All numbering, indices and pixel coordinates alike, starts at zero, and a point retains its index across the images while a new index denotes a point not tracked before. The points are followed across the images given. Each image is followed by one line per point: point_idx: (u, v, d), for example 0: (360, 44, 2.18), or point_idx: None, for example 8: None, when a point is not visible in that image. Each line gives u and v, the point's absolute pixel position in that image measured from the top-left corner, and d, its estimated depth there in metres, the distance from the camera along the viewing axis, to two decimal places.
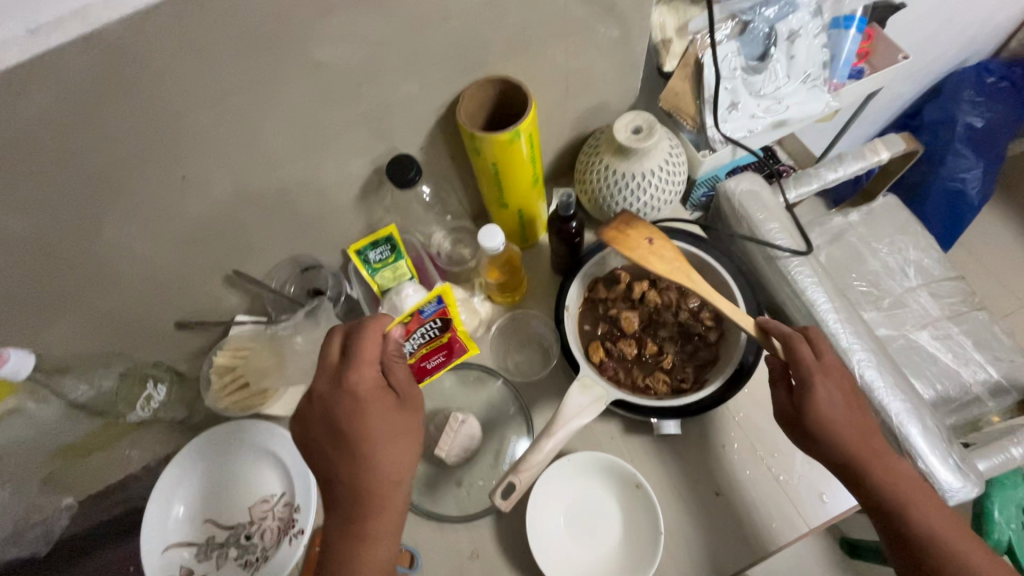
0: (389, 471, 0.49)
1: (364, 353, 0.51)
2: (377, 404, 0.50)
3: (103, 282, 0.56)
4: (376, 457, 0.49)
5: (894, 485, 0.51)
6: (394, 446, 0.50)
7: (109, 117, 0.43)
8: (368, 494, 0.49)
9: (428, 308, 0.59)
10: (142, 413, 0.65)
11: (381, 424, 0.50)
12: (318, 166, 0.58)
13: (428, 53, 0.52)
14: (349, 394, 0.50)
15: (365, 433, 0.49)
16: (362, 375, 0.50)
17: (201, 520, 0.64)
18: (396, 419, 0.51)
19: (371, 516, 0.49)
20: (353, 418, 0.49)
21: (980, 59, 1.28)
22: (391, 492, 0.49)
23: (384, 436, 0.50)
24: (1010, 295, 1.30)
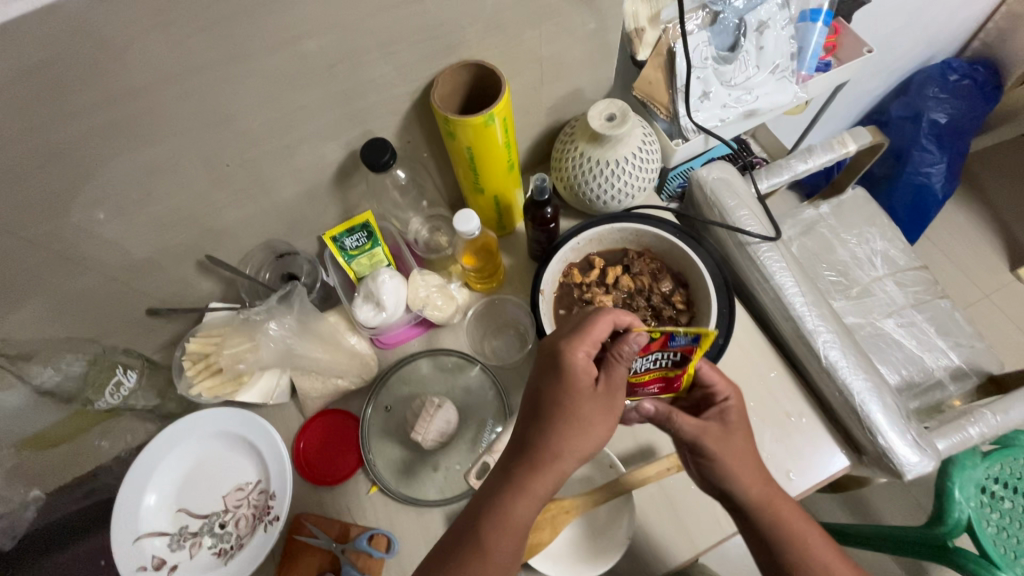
0: (561, 449, 0.47)
1: (590, 330, 0.48)
2: (582, 384, 0.47)
3: (70, 266, 0.55)
4: (559, 434, 0.47)
5: (787, 521, 0.50)
6: (578, 430, 0.47)
7: (71, 92, 0.43)
8: (536, 456, 0.47)
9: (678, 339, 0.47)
10: (111, 401, 0.62)
11: (578, 403, 0.47)
12: (291, 149, 0.58)
13: (402, 35, 0.52)
14: (562, 358, 0.48)
15: (561, 404, 0.47)
16: (576, 350, 0.48)
17: (174, 509, 0.63)
18: (594, 407, 0.47)
19: (529, 471, 0.46)
20: (554, 383, 0.48)
21: (944, 58, 1.32)
22: (551, 462, 0.46)
23: (576, 413, 0.47)
24: (972, 286, 1.35)
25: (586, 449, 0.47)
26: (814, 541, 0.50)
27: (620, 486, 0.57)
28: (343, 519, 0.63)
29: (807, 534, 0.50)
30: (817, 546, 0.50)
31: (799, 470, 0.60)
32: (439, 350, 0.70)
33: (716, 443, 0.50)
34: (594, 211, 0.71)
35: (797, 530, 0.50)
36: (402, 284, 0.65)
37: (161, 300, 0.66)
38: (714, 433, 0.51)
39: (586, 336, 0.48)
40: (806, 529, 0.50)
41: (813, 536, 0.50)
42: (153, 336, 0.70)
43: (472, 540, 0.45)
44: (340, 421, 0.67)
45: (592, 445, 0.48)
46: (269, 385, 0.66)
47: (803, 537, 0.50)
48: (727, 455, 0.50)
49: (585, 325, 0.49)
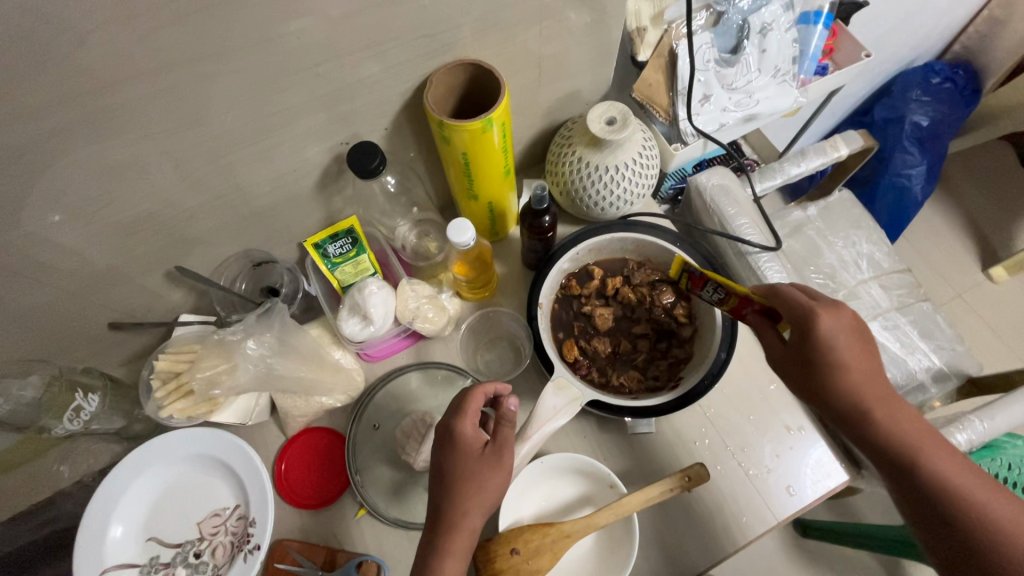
0: (466, 508, 0.46)
1: (467, 401, 0.48)
2: (469, 450, 0.47)
3: (20, 279, 0.50)
4: (462, 495, 0.46)
5: (906, 433, 0.49)
6: (479, 489, 0.46)
7: (17, 89, 0.37)
8: (445, 520, 0.46)
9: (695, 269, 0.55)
10: (71, 427, 0.57)
11: (471, 466, 0.47)
12: (270, 153, 0.53)
13: (393, 32, 0.48)
14: (450, 429, 0.48)
15: (455, 468, 0.47)
16: (463, 421, 0.48)
17: (145, 538, 0.58)
18: (482, 467, 0.47)
19: (443, 536, 0.45)
20: (446, 453, 0.48)
21: (927, 60, 1.33)
22: (461, 523, 0.45)
23: (477, 475, 0.47)
24: (946, 285, 1.38)
25: (494, 496, 0.47)
26: (935, 446, 0.48)
27: (626, 506, 0.54)
28: (329, 545, 0.59)
29: (926, 438, 0.49)
30: (942, 454, 0.48)
31: (799, 486, 0.60)
32: (429, 363, 0.66)
33: (820, 355, 0.49)
34: (591, 217, 0.68)
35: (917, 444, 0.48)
36: (391, 294, 0.62)
37: (127, 313, 0.61)
38: (819, 343, 0.49)
39: (465, 408, 0.48)
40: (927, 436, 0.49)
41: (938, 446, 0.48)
42: (117, 351, 0.65)
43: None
44: (325, 440, 0.64)
45: (497, 493, 0.47)
46: (246, 404, 0.62)
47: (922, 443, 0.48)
48: (838, 364, 0.49)
49: (461, 400, 0.49)
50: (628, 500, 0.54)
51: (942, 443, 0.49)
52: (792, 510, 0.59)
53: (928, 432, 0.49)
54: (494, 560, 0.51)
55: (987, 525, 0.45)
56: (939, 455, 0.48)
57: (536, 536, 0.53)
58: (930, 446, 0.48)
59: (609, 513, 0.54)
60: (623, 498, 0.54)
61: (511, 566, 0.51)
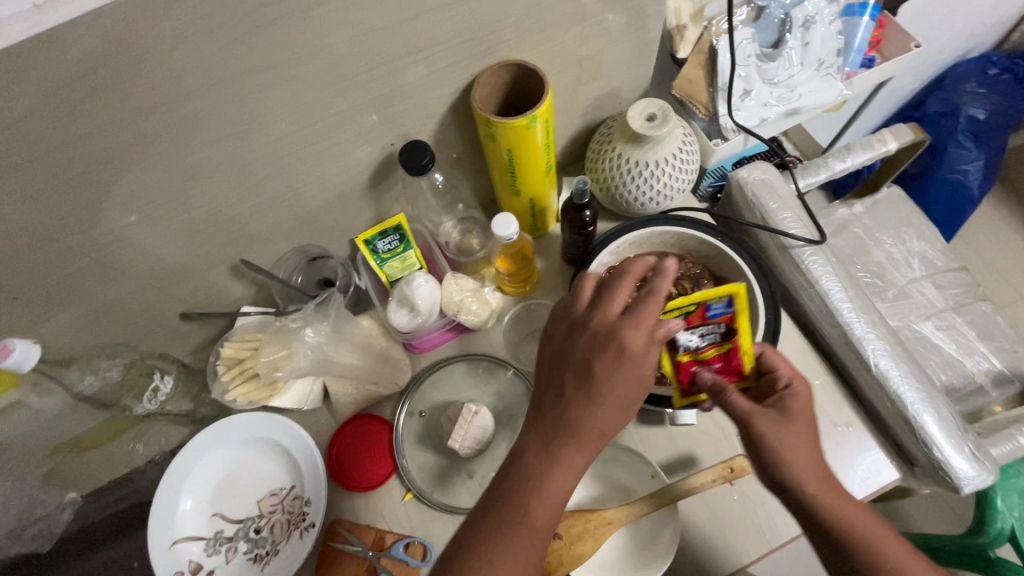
0: (620, 360, 0.42)
1: (644, 313, 0.44)
2: (619, 301, 0.45)
3: (107, 270, 0.55)
4: (617, 351, 0.42)
5: (867, 530, 0.47)
6: (619, 404, 0.43)
7: (113, 98, 0.42)
8: (573, 434, 0.42)
9: (716, 305, 0.52)
10: (148, 406, 0.63)
11: (613, 395, 0.43)
12: (327, 153, 0.57)
13: (441, 37, 0.51)
14: (618, 346, 0.42)
15: (603, 315, 0.44)
16: (616, 313, 0.44)
17: (210, 514, 0.63)
18: (643, 315, 0.43)
19: (568, 449, 0.42)
20: (603, 309, 0.44)
21: (982, 51, 1.28)
22: (591, 444, 0.43)
23: (626, 399, 0.43)
24: (1007, 285, 1.31)
25: (606, 440, 0.43)
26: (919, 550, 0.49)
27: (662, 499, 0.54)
28: (379, 526, 0.62)
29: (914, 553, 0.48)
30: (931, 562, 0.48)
31: (847, 483, 0.58)
32: (472, 354, 0.69)
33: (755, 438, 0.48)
34: (631, 212, 0.69)
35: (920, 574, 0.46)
36: (437, 287, 0.64)
37: (195, 304, 0.66)
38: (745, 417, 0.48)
39: (630, 277, 0.45)
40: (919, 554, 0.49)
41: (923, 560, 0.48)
42: (184, 340, 0.70)
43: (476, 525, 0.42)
44: (369, 425, 0.66)
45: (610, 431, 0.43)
46: (302, 390, 0.66)
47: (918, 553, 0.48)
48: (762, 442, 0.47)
49: (656, 324, 0.44)
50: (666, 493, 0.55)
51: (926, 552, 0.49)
52: None
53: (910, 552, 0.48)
54: None
55: None
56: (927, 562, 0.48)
57: (579, 521, 0.54)
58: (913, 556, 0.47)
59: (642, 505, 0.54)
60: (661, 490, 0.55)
61: (554, 551, 0.53)
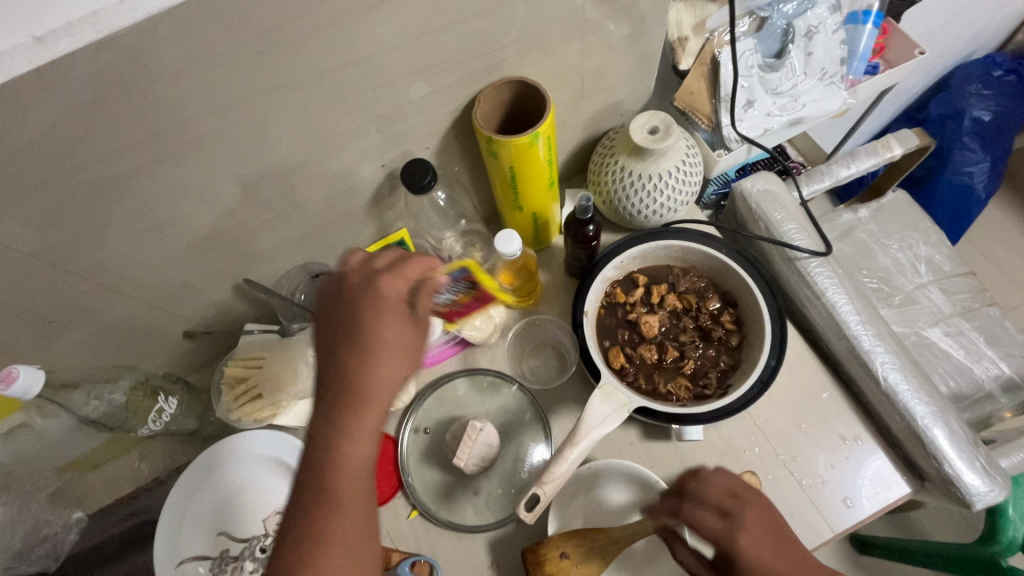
0: (380, 317, 0.42)
1: (407, 266, 0.44)
2: (382, 279, 0.43)
3: (112, 292, 0.55)
4: (376, 319, 0.42)
5: None
6: (387, 361, 0.42)
7: (116, 126, 0.42)
8: (356, 394, 0.41)
9: (457, 272, 0.51)
10: (154, 426, 0.62)
11: (383, 327, 0.42)
12: (330, 171, 0.57)
13: (443, 56, 0.50)
14: (375, 285, 0.43)
15: (359, 290, 0.43)
16: (394, 277, 0.43)
17: (214, 534, 0.62)
18: (377, 299, 0.43)
19: (354, 412, 0.41)
20: (368, 285, 0.43)
21: (986, 52, 1.27)
22: (369, 400, 0.41)
23: (382, 350, 0.41)
24: (1015, 288, 1.30)
25: (396, 384, 0.42)
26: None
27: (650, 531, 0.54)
28: (384, 546, 0.61)
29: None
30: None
31: (857, 498, 0.58)
32: (476, 369, 0.69)
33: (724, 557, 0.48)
34: (634, 225, 0.69)
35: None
36: None
37: (199, 323, 0.66)
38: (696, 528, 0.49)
39: (402, 262, 0.44)
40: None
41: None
42: (189, 357, 0.70)
43: (314, 482, 0.40)
44: (378, 444, 0.67)
45: (397, 382, 0.42)
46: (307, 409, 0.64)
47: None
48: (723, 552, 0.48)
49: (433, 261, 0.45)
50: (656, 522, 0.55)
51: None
52: (849, 523, 0.57)
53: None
54: (545, 563, 0.53)
55: None
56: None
57: (586, 541, 0.54)
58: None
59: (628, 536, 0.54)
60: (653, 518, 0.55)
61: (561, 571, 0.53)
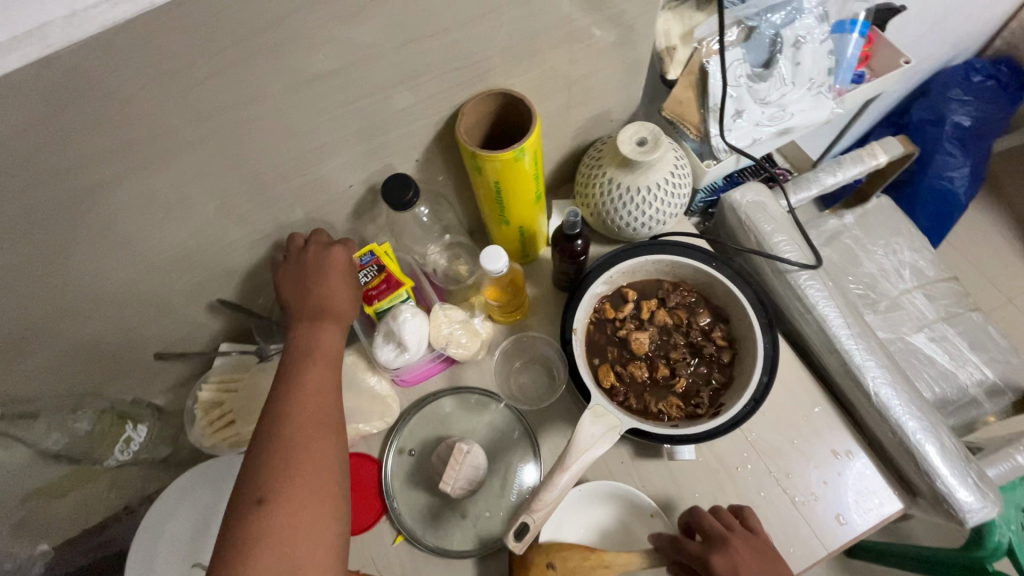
0: (322, 269, 0.56)
1: (335, 255, 0.57)
2: (328, 246, 0.57)
3: (75, 315, 0.52)
4: (318, 273, 0.56)
5: None
6: (331, 295, 0.55)
7: (73, 144, 0.39)
8: (320, 313, 0.54)
9: (367, 257, 0.61)
10: (121, 456, 0.61)
11: (336, 271, 0.56)
12: (308, 186, 0.54)
13: (425, 67, 0.48)
14: (324, 248, 0.57)
15: (322, 254, 0.56)
16: (336, 248, 0.57)
17: (190, 564, 0.59)
18: (327, 254, 0.56)
19: (318, 328, 0.54)
20: (317, 251, 0.57)
21: (966, 58, 1.28)
22: (334, 319, 0.55)
23: (333, 290, 0.55)
24: (995, 291, 1.32)
25: (334, 346, 0.53)
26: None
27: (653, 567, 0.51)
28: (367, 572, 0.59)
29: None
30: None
31: (850, 515, 0.57)
32: (462, 388, 0.67)
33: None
34: (623, 237, 0.68)
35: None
36: (425, 322, 0.61)
37: (172, 343, 0.63)
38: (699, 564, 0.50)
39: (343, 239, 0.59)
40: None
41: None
42: (162, 379, 0.67)
43: (295, 420, 0.47)
44: (361, 467, 0.64)
45: (349, 299, 0.56)
46: None
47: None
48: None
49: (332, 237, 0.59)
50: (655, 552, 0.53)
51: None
52: (842, 541, 0.56)
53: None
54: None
55: None
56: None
57: (576, 556, 0.52)
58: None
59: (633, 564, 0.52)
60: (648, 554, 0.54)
61: None
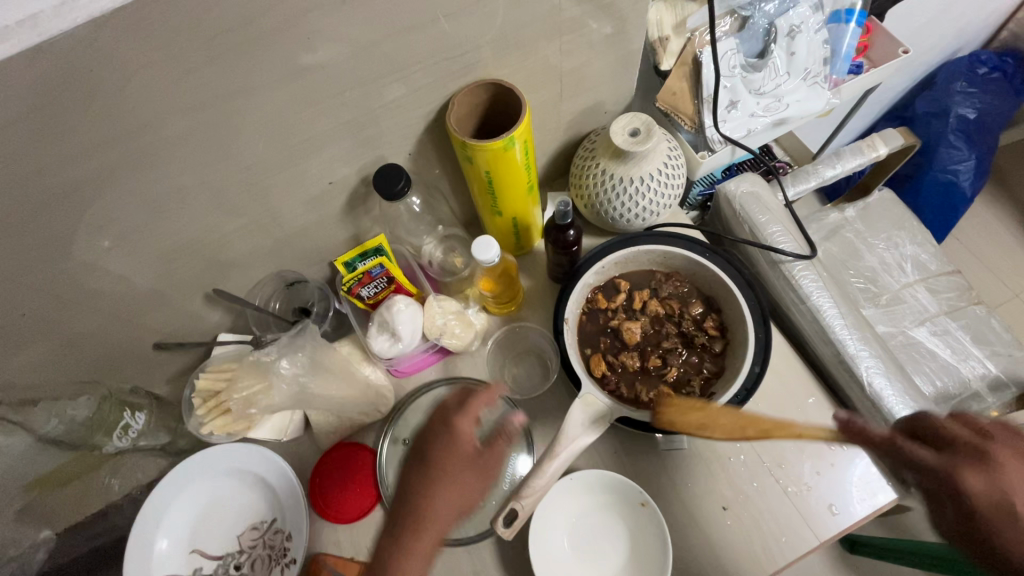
0: (444, 466, 0.50)
1: (471, 415, 0.51)
2: (474, 417, 0.52)
3: (73, 305, 0.53)
4: (437, 452, 0.50)
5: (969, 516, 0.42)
6: (450, 487, 0.49)
7: (66, 133, 0.40)
8: (416, 517, 0.49)
9: (377, 269, 0.62)
10: (119, 443, 0.62)
11: (452, 478, 0.50)
12: (301, 177, 0.55)
13: (414, 57, 0.49)
14: (452, 428, 0.51)
15: (441, 455, 0.50)
16: (465, 425, 0.51)
17: (188, 551, 0.60)
18: (466, 440, 0.51)
19: (443, 451, 0.50)
20: (461, 411, 0.51)
21: (971, 50, 1.27)
22: (460, 479, 0.50)
23: (461, 460, 0.50)
24: (1001, 285, 1.31)
25: (450, 520, 0.49)
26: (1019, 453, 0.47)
27: (718, 421, 0.50)
28: (363, 560, 0.60)
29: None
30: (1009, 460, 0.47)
31: (843, 505, 0.57)
32: (457, 378, 0.67)
33: None
34: (617, 229, 0.68)
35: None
36: (419, 312, 0.62)
37: (170, 334, 0.64)
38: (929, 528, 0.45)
39: (464, 406, 0.51)
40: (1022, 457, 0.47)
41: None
42: (162, 370, 0.68)
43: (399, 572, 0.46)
44: (356, 456, 0.65)
45: (467, 505, 0.50)
46: (281, 421, 0.64)
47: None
48: None
49: (461, 402, 0.52)
50: (715, 429, 0.50)
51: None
52: (835, 531, 0.56)
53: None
54: None
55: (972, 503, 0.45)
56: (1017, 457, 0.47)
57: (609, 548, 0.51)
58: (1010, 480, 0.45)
59: (672, 411, 0.52)
60: (713, 440, 0.50)
61: None
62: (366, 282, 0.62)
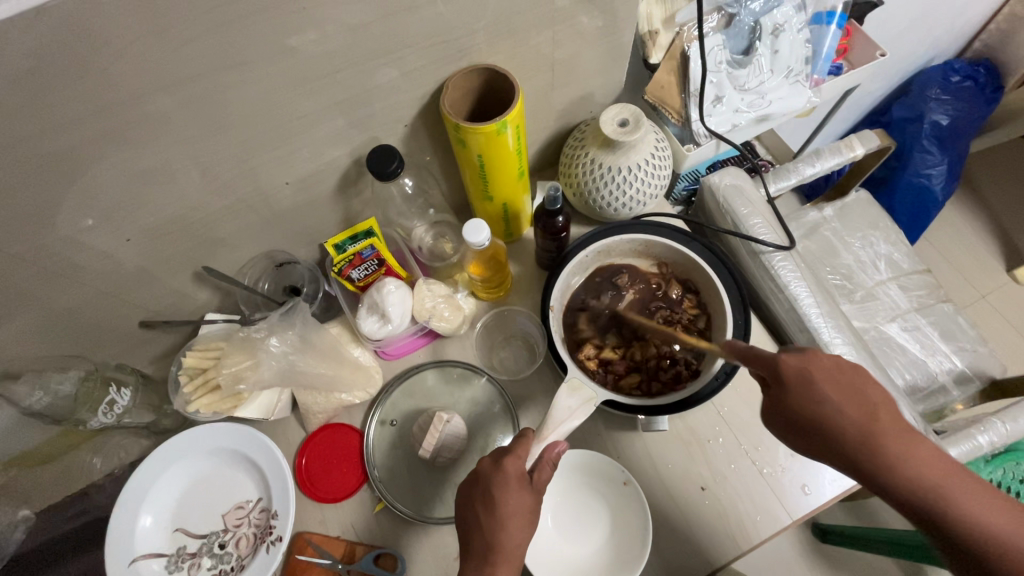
0: (500, 509, 0.48)
1: (518, 457, 0.51)
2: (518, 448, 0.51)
3: (59, 278, 0.53)
4: (488, 496, 0.49)
5: (920, 478, 0.43)
6: (511, 522, 0.47)
7: (61, 99, 0.40)
8: (495, 558, 0.46)
9: (367, 252, 0.63)
10: (104, 419, 0.61)
11: (514, 512, 0.48)
12: (294, 156, 0.55)
13: (410, 39, 0.49)
14: (503, 467, 0.50)
15: (490, 489, 0.49)
16: (515, 463, 0.50)
17: (173, 529, 0.60)
18: (511, 471, 0.49)
19: (497, 492, 0.48)
20: (508, 461, 0.50)
21: (945, 59, 1.31)
22: (522, 516, 0.48)
23: (513, 504, 0.48)
24: (969, 287, 1.36)
25: (519, 550, 0.47)
26: (849, 382, 0.47)
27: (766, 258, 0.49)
28: (348, 539, 0.61)
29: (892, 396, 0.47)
30: (827, 379, 0.47)
31: (815, 485, 0.59)
32: (445, 361, 0.68)
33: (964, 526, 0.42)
34: (604, 218, 0.69)
35: (932, 472, 0.43)
36: (408, 294, 0.63)
37: (156, 312, 0.64)
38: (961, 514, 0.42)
39: (509, 450, 0.51)
40: (844, 372, 0.47)
41: (870, 381, 0.47)
42: (146, 348, 0.68)
43: None
44: (342, 436, 0.65)
45: (527, 539, 0.48)
46: (268, 400, 0.63)
47: (867, 399, 0.46)
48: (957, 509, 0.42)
49: (505, 447, 0.52)
50: None
51: (850, 369, 0.47)
52: (807, 510, 0.59)
53: (883, 387, 0.47)
54: None
55: (897, 469, 0.43)
56: (873, 390, 0.47)
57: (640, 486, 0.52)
58: (820, 367, 0.47)
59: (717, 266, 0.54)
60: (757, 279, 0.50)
61: None
62: (356, 264, 0.63)
